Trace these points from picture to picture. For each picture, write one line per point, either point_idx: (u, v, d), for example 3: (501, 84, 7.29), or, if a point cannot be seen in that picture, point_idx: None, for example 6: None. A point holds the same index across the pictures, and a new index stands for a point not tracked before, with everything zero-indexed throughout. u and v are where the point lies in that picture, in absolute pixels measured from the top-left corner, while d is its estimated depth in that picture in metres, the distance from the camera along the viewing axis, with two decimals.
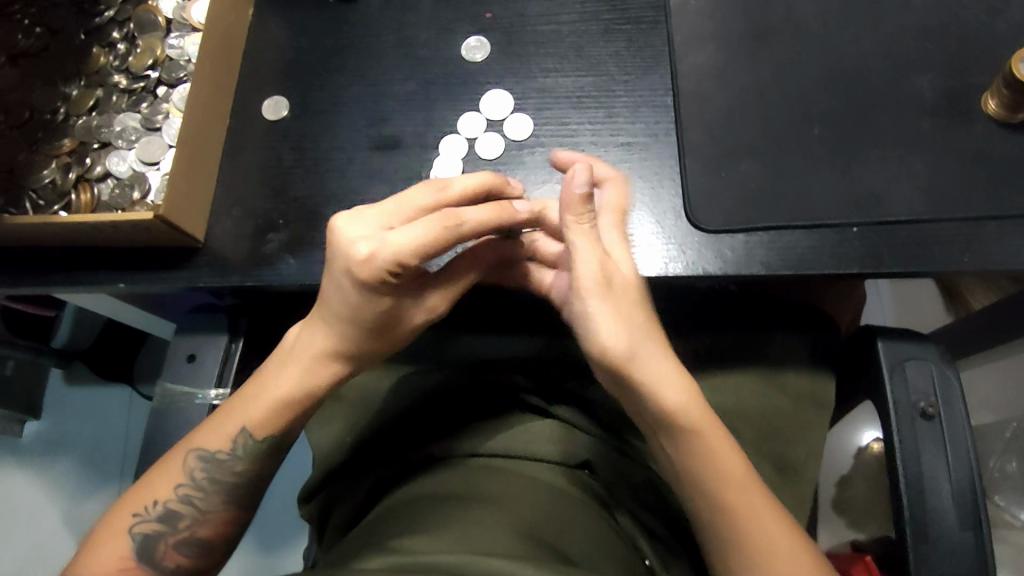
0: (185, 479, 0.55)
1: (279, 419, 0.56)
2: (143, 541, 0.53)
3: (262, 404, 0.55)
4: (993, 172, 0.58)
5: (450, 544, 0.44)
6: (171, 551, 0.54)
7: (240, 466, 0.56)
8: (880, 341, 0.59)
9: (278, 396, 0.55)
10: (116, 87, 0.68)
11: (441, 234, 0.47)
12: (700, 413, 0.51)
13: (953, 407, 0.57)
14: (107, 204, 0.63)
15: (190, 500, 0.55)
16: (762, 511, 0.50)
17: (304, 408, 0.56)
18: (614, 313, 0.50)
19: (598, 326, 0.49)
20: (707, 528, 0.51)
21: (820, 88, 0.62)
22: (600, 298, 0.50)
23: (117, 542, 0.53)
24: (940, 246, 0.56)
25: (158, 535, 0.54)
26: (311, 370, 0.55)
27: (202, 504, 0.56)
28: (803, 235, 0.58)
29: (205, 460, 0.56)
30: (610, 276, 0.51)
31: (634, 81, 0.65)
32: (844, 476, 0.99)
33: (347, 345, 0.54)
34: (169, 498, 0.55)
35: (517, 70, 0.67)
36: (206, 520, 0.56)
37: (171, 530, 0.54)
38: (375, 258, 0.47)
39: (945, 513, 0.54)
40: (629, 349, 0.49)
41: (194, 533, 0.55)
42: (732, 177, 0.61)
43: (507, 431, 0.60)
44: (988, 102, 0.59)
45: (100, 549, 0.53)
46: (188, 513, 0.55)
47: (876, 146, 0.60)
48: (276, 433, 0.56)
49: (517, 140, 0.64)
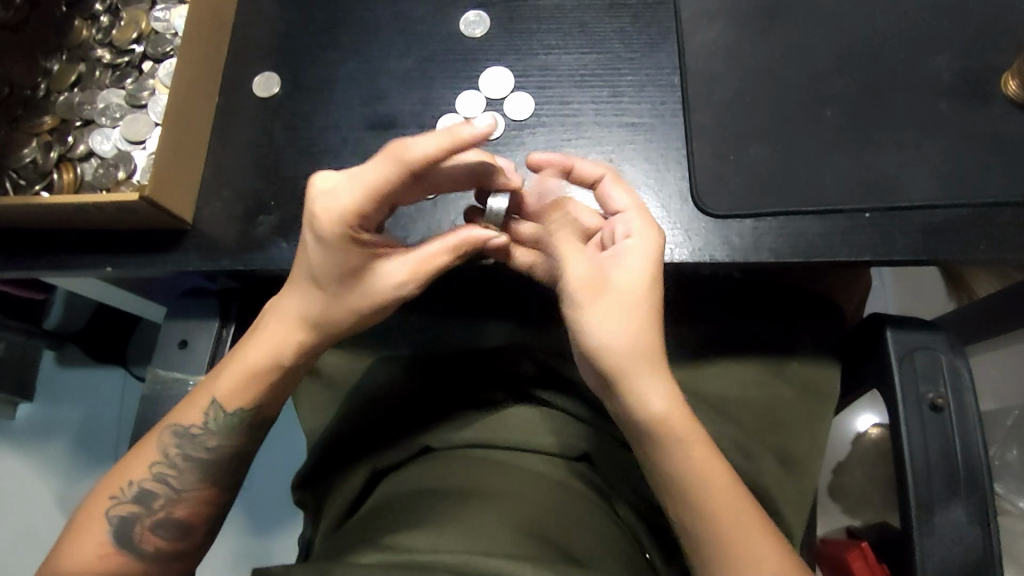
0: (159, 459, 0.54)
1: (251, 390, 0.55)
2: (121, 523, 0.53)
3: (232, 374, 0.55)
4: (1011, 156, 0.56)
5: (447, 543, 0.44)
6: (150, 534, 0.53)
7: (212, 441, 0.56)
8: (889, 330, 0.57)
9: (248, 365, 0.55)
10: (100, 61, 0.65)
11: (392, 175, 0.47)
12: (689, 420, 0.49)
13: (963, 399, 0.55)
14: (90, 184, 0.60)
15: (165, 479, 0.55)
16: (749, 521, 0.49)
17: (274, 381, 0.56)
18: (608, 318, 0.48)
19: (587, 325, 0.49)
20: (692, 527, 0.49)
21: (834, 68, 0.60)
22: (595, 305, 0.49)
23: (96, 528, 0.53)
24: (954, 233, 0.54)
25: (135, 517, 0.53)
26: (278, 339, 0.55)
27: (176, 483, 0.55)
28: (814, 221, 0.56)
29: (179, 436, 0.55)
30: (612, 283, 0.49)
31: (640, 59, 0.63)
32: (842, 462, 0.98)
33: (318, 308, 0.54)
34: (144, 477, 0.54)
35: (519, 47, 0.64)
36: (181, 499, 0.55)
37: (147, 511, 0.54)
38: (332, 209, 0.49)
39: (953, 507, 0.53)
40: (625, 357, 0.48)
41: (171, 514, 0.54)
42: (741, 160, 0.58)
43: (505, 420, 0.58)
44: (1007, 83, 0.57)
45: (81, 538, 0.52)
46: (162, 493, 0.54)
47: (891, 129, 0.57)
48: (247, 405, 0.55)
49: (517, 119, 0.62)
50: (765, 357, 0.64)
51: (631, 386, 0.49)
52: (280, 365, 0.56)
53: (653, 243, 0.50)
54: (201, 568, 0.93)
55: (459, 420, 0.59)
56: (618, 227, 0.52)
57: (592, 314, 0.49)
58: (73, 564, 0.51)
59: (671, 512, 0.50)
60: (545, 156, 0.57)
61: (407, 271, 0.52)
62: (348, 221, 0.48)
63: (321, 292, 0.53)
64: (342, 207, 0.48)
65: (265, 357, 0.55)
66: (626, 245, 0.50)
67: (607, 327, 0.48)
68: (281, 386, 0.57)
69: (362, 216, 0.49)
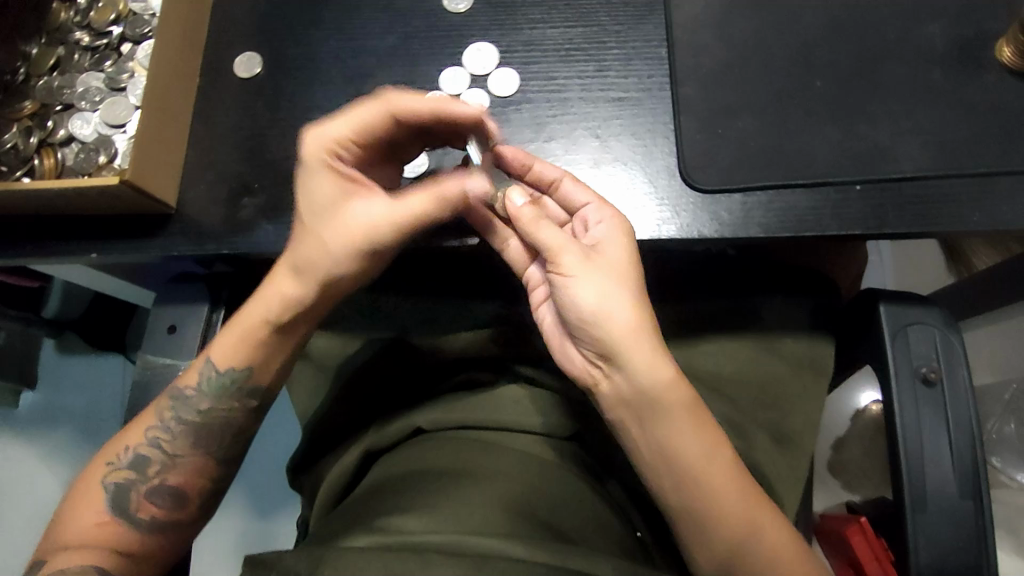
0: (154, 425, 0.56)
1: (242, 350, 0.56)
2: (117, 491, 0.55)
3: (228, 336, 0.56)
4: (1005, 124, 0.55)
5: (436, 524, 0.45)
6: (148, 503, 0.55)
7: (206, 405, 0.57)
8: (883, 304, 0.56)
9: (241, 327, 0.56)
10: (78, 44, 0.64)
11: (381, 118, 0.53)
12: (680, 398, 0.48)
13: (956, 373, 0.54)
14: (72, 169, 0.60)
15: (159, 444, 0.56)
16: (752, 509, 0.48)
17: (272, 342, 0.57)
18: (600, 289, 0.49)
19: (575, 293, 0.49)
20: (690, 526, 0.49)
21: (824, 37, 0.58)
22: (587, 273, 0.49)
23: (94, 498, 0.54)
24: (947, 204, 0.53)
25: (131, 484, 0.55)
26: (262, 301, 0.56)
27: (169, 448, 0.56)
28: (804, 194, 0.55)
29: (175, 400, 0.56)
30: (605, 262, 0.50)
31: (626, 32, 0.61)
32: (841, 438, 0.98)
33: (299, 254, 0.54)
34: (139, 443, 0.56)
35: (503, 22, 0.63)
36: (176, 465, 0.56)
37: (142, 478, 0.55)
38: (317, 140, 0.53)
39: (945, 482, 0.52)
40: (619, 333, 0.48)
41: (165, 480, 0.56)
42: (729, 133, 0.57)
43: (495, 401, 0.58)
44: (1002, 49, 0.56)
45: (81, 506, 0.54)
46: (158, 459, 0.56)
47: (883, 99, 0.56)
48: (239, 367, 0.56)
49: (502, 96, 0.60)
50: (756, 333, 0.63)
51: (627, 358, 0.49)
52: (269, 323, 0.56)
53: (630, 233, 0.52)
54: (196, 553, 0.93)
55: (453, 399, 0.59)
56: (590, 216, 0.54)
57: (581, 288, 0.49)
58: (72, 534, 0.52)
59: (660, 497, 0.50)
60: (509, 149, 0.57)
61: (386, 215, 0.52)
62: (332, 153, 0.53)
63: (301, 242, 0.54)
64: (332, 137, 0.53)
65: (262, 321, 0.56)
66: (599, 230, 0.52)
67: (603, 301, 0.49)
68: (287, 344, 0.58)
69: (350, 150, 0.54)
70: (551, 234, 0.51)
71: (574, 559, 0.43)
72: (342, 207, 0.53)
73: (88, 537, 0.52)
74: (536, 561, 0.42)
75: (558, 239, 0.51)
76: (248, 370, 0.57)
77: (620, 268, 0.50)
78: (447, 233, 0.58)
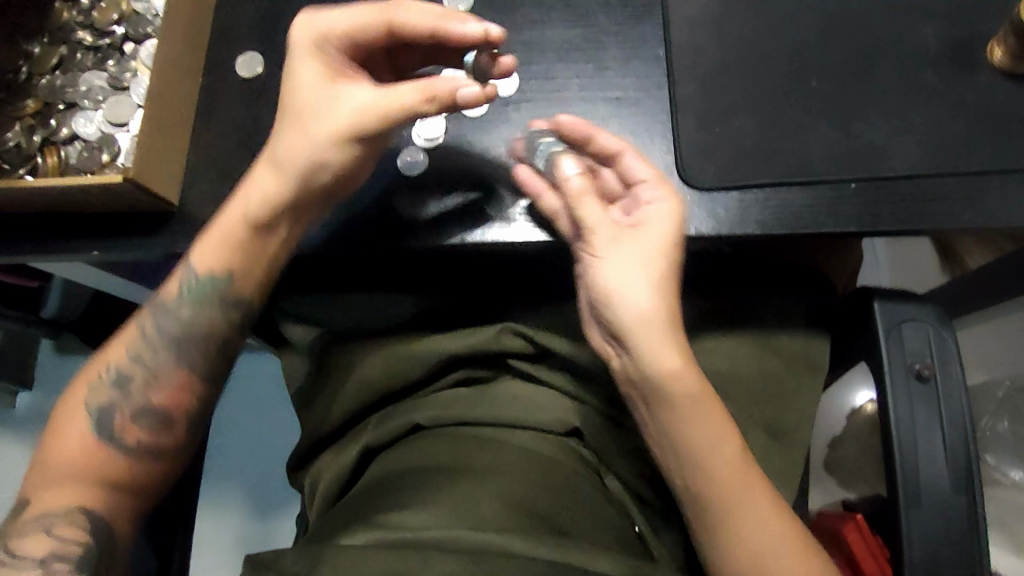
0: (135, 341, 0.58)
1: (220, 252, 0.57)
2: (101, 415, 0.56)
3: (209, 238, 0.58)
4: (997, 124, 0.55)
5: (436, 519, 0.45)
6: (133, 428, 0.56)
7: (186, 313, 0.58)
8: (877, 301, 0.57)
9: (221, 226, 0.57)
10: (81, 43, 0.64)
11: (377, 23, 0.55)
12: (696, 389, 0.50)
13: (949, 370, 0.55)
14: (74, 167, 0.60)
15: (139, 360, 0.57)
16: (758, 500, 0.50)
17: (250, 245, 0.57)
18: (630, 274, 0.51)
19: (599, 271, 0.52)
20: (701, 515, 0.50)
21: (819, 39, 0.59)
22: (618, 255, 0.51)
23: (79, 423, 0.56)
24: (940, 202, 0.54)
25: (113, 407, 0.56)
26: (241, 199, 0.57)
27: (150, 364, 0.57)
28: (800, 192, 0.56)
29: (157, 311, 0.58)
30: (641, 247, 0.51)
31: (624, 32, 0.62)
32: (837, 437, 0.99)
33: (280, 148, 0.55)
34: (119, 361, 0.57)
35: (503, 23, 0.63)
36: (157, 383, 0.57)
37: (125, 399, 0.56)
38: (310, 31, 0.55)
39: (938, 477, 0.53)
40: (639, 321, 0.50)
41: (149, 400, 0.57)
42: (726, 133, 0.58)
43: (494, 398, 0.58)
44: (994, 50, 0.57)
45: (66, 433, 0.55)
46: (139, 375, 0.57)
47: (877, 99, 0.57)
48: (215, 269, 0.57)
49: (502, 96, 0.61)
50: (752, 330, 0.64)
51: (635, 340, 0.51)
52: (247, 222, 0.56)
53: (675, 212, 0.52)
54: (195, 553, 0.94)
55: (450, 396, 0.59)
56: (642, 195, 0.53)
57: (606, 267, 0.51)
58: (58, 466, 0.54)
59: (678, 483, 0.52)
60: (570, 120, 0.56)
61: (374, 103, 0.53)
62: (324, 46, 0.55)
63: (283, 138, 0.55)
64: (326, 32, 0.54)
65: (241, 223, 0.57)
66: (648, 211, 0.52)
67: (627, 284, 0.51)
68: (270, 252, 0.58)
69: (343, 48, 0.55)
70: (591, 212, 0.53)
71: (573, 555, 0.43)
72: (329, 96, 0.54)
73: (73, 471, 0.54)
74: (535, 557, 0.42)
75: (595, 218, 0.52)
76: (227, 277, 0.58)
77: (655, 257, 0.51)
78: (447, 230, 0.58)
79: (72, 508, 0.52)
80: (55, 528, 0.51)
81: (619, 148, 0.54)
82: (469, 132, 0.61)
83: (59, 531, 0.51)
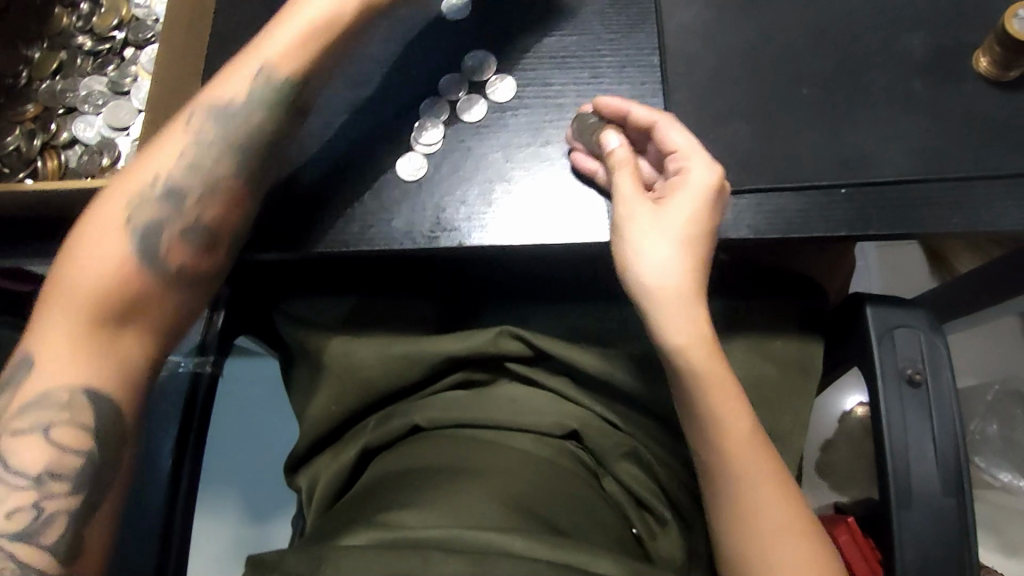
0: (190, 150, 0.55)
1: (307, 47, 0.58)
2: (145, 232, 0.52)
3: (286, 36, 0.58)
4: (983, 131, 0.57)
5: (438, 517, 0.46)
6: (175, 248, 0.53)
7: (254, 118, 0.57)
8: (868, 307, 0.58)
9: (304, 23, 0.58)
10: (81, 49, 0.65)
11: None
12: (713, 367, 0.51)
13: (940, 374, 0.56)
14: (75, 171, 0.61)
15: (193, 171, 0.55)
16: (763, 493, 0.50)
17: (336, 42, 0.59)
18: (653, 245, 0.52)
19: (624, 243, 0.54)
20: (716, 494, 0.52)
21: (809, 48, 0.61)
22: (644, 226, 0.53)
23: (117, 239, 0.52)
24: (929, 207, 0.55)
25: (161, 224, 0.53)
26: None
27: (206, 175, 0.55)
28: (792, 197, 0.57)
29: (215, 111, 0.56)
30: (666, 219, 0.53)
31: (619, 40, 0.63)
32: (829, 440, 1.00)
33: None
34: (170, 174, 0.54)
35: (500, 30, 0.64)
36: (210, 201, 0.55)
37: (176, 217, 0.54)
38: None
39: (928, 480, 0.54)
40: (653, 295, 0.52)
41: (202, 216, 0.54)
42: (720, 139, 0.59)
43: (493, 402, 0.59)
44: (979, 60, 0.58)
45: (98, 247, 0.51)
46: (193, 192, 0.54)
47: (866, 107, 0.58)
48: (299, 67, 0.58)
49: (499, 102, 0.62)
50: (747, 334, 0.65)
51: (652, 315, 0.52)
52: (341, 19, 0.59)
53: (708, 178, 0.53)
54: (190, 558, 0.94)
55: (448, 398, 0.59)
56: (675, 165, 0.55)
57: (639, 232, 0.53)
58: (58, 333, 0.49)
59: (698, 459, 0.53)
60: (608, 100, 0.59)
61: None
62: None
63: None
64: None
65: (332, 16, 0.58)
66: (678, 179, 0.54)
67: (648, 254, 0.52)
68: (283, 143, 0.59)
69: None
70: (623, 185, 0.55)
71: (573, 552, 0.44)
72: None
73: (78, 335, 0.49)
74: (535, 556, 0.43)
75: (625, 191, 0.55)
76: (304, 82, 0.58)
77: (680, 229, 0.52)
78: (445, 233, 0.59)
79: (77, 394, 0.48)
80: (52, 432, 0.46)
81: (653, 117, 0.56)
82: (467, 136, 0.61)
83: (57, 436, 0.46)
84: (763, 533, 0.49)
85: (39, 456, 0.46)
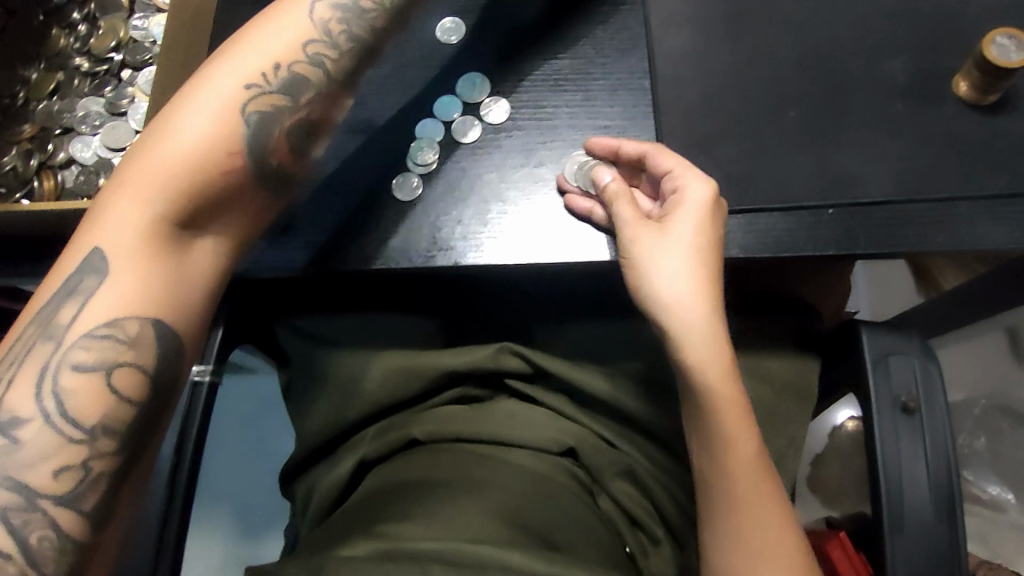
0: (312, 42, 0.54)
1: None
2: (262, 118, 0.51)
3: None
4: (965, 153, 0.59)
5: (439, 531, 0.46)
6: (280, 145, 0.53)
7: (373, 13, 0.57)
8: (865, 333, 0.58)
9: None
10: (78, 69, 0.65)
11: None
12: (727, 388, 0.52)
13: (934, 402, 0.57)
14: (73, 190, 0.61)
15: (320, 63, 0.55)
16: (760, 515, 0.51)
17: None
18: (662, 264, 0.54)
19: (634, 267, 0.55)
20: (716, 519, 0.52)
21: (795, 73, 0.62)
22: (652, 247, 0.55)
23: (233, 120, 0.50)
24: (914, 225, 0.57)
25: (278, 113, 0.52)
26: None
27: (325, 75, 0.55)
28: (780, 217, 0.58)
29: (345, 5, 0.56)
30: (673, 237, 0.54)
31: (611, 63, 0.65)
32: (819, 455, 1.01)
33: None
34: (294, 62, 0.53)
35: (494, 53, 0.65)
36: (321, 96, 0.55)
37: (291, 108, 0.53)
38: None
39: (921, 508, 0.55)
40: (668, 310, 0.53)
41: (310, 113, 0.55)
42: (710, 161, 0.61)
43: (491, 417, 0.59)
44: (959, 84, 0.60)
45: (213, 131, 0.49)
46: (314, 82, 0.54)
47: (851, 130, 0.60)
48: None
49: (494, 123, 0.63)
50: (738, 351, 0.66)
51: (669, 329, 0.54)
52: None
53: (704, 193, 0.55)
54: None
55: (447, 412, 0.60)
56: (671, 185, 0.57)
57: (648, 253, 0.55)
58: (121, 246, 0.46)
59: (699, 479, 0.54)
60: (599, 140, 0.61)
61: None
62: None
63: None
64: None
65: None
66: (677, 197, 0.55)
67: (659, 273, 0.54)
68: (328, 104, 0.57)
69: None
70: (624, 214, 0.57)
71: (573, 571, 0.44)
72: None
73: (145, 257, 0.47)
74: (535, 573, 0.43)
75: (626, 220, 0.56)
76: None
77: (687, 241, 0.54)
78: (442, 252, 0.59)
79: (142, 329, 0.46)
80: (110, 376, 0.44)
81: (644, 146, 0.58)
82: (462, 157, 0.62)
83: (114, 381, 0.44)
84: (758, 556, 0.50)
85: (92, 406, 0.43)
